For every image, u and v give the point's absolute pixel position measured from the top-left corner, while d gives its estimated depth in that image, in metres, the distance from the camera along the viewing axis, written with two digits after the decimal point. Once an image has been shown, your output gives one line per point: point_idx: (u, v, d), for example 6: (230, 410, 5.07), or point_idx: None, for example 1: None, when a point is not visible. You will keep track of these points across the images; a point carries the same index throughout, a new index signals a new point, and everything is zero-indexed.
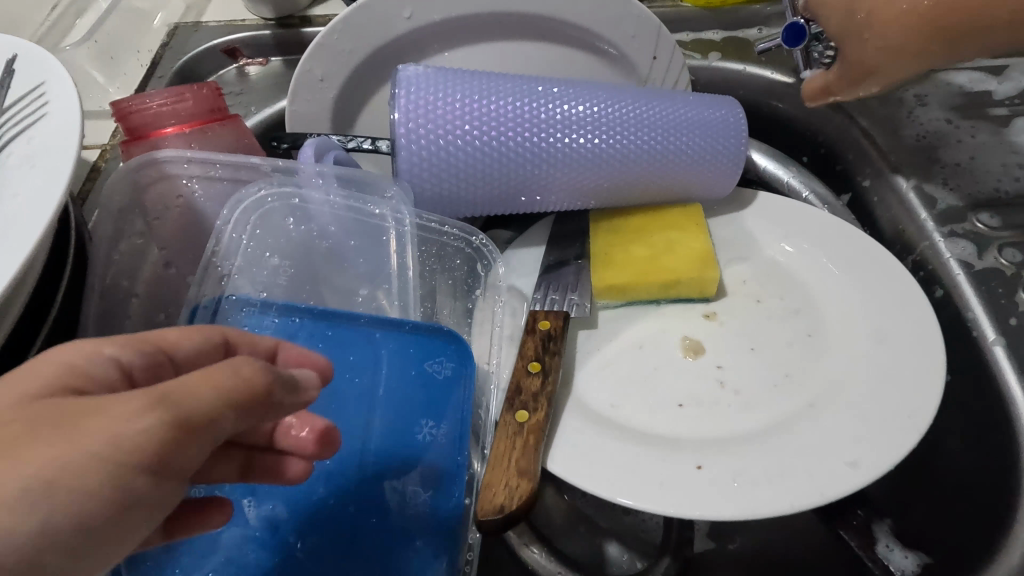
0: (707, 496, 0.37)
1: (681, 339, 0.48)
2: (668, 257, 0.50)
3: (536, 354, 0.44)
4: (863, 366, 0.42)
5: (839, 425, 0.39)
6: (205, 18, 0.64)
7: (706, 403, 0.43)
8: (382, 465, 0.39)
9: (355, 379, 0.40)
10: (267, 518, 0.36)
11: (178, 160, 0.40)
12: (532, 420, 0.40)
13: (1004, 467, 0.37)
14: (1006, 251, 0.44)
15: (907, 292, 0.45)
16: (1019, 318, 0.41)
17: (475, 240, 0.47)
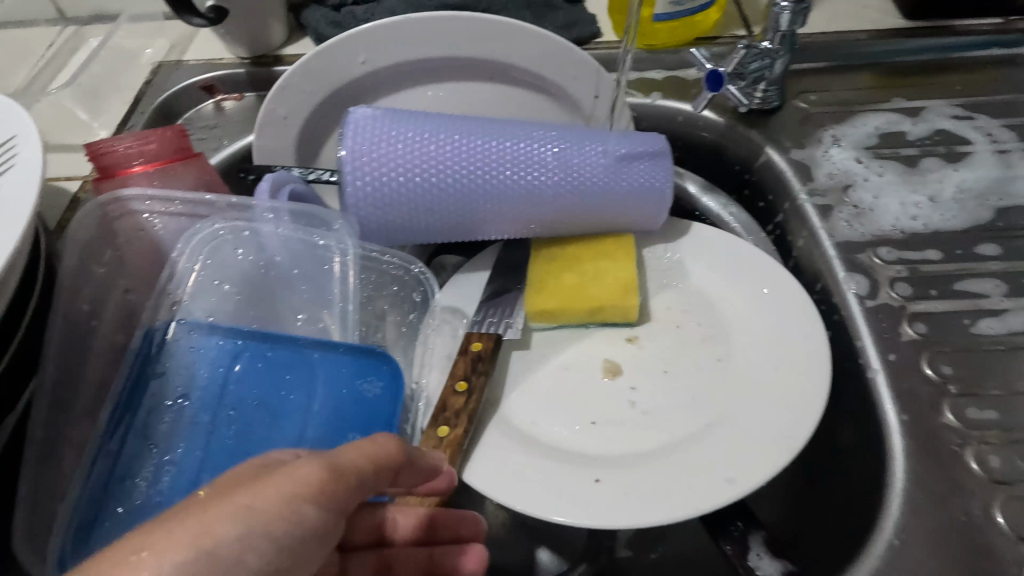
0: (600, 508, 0.41)
1: (603, 362, 0.52)
2: (594, 285, 0.54)
3: (465, 374, 0.48)
4: (759, 392, 0.46)
5: (726, 446, 0.43)
6: (186, 56, 0.69)
7: (616, 423, 0.47)
8: None
9: (291, 397, 0.44)
10: None
11: (140, 198, 0.46)
12: (452, 435, 0.45)
13: (874, 488, 0.40)
14: (898, 286, 0.48)
15: (805, 317, 0.49)
16: (898, 353, 0.44)
17: (414, 269, 0.52)
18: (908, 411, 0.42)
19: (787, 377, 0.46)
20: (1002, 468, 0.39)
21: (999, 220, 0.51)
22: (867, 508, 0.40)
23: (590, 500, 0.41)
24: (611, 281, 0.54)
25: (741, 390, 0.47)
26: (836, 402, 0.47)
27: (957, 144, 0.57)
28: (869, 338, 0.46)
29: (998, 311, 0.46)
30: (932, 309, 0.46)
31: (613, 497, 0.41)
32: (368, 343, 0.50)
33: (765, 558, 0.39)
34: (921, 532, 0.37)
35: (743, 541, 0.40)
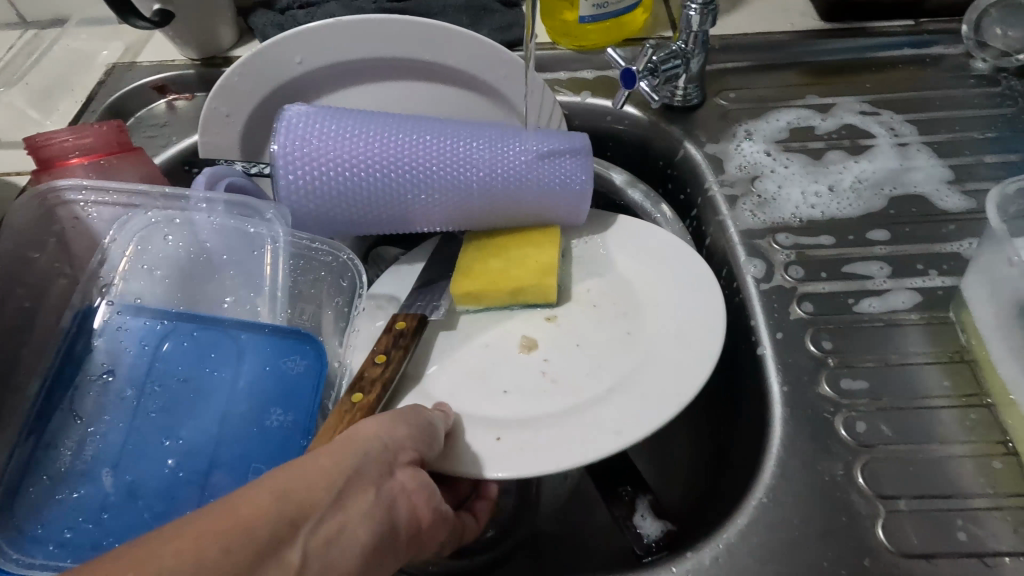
0: (504, 457, 0.45)
1: (521, 339, 0.55)
2: (517, 268, 0.57)
3: (385, 349, 0.51)
4: (657, 363, 0.49)
5: (622, 406, 0.46)
6: (140, 58, 0.72)
7: (529, 391, 0.50)
8: (231, 446, 0.45)
9: (215, 374, 0.47)
10: (123, 486, 0.42)
11: (77, 188, 0.49)
12: (364, 402, 0.47)
13: (755, 454, 0.43)
14: (792, 269, 0.51)
15: (707, 298, 0.53)
16: (785, 331, 0.47)
17: (343, 255, 0.54)
18: (789, 382, 0.45)
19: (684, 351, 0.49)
20: (867, 433, 0.42)
21: (892, 207, 0.54)
22: (747, 472, 0.43)
23: (498, 455, 0.45)
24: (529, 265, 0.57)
25: (642, 362, 0.50)
26: (733, 377, 0.50)
27: (861, 138, 0.60)
28: (761, 316, 0.49)
29: (881, 291, 0.49)
30: (820, 290, 0.49)
31: (518, 454, 0.45)
32: (297, 325, 0.52)
33: (648, 518, 0.42)
34: (787, 490, 0.40)
35: (631, 504, 0.43)
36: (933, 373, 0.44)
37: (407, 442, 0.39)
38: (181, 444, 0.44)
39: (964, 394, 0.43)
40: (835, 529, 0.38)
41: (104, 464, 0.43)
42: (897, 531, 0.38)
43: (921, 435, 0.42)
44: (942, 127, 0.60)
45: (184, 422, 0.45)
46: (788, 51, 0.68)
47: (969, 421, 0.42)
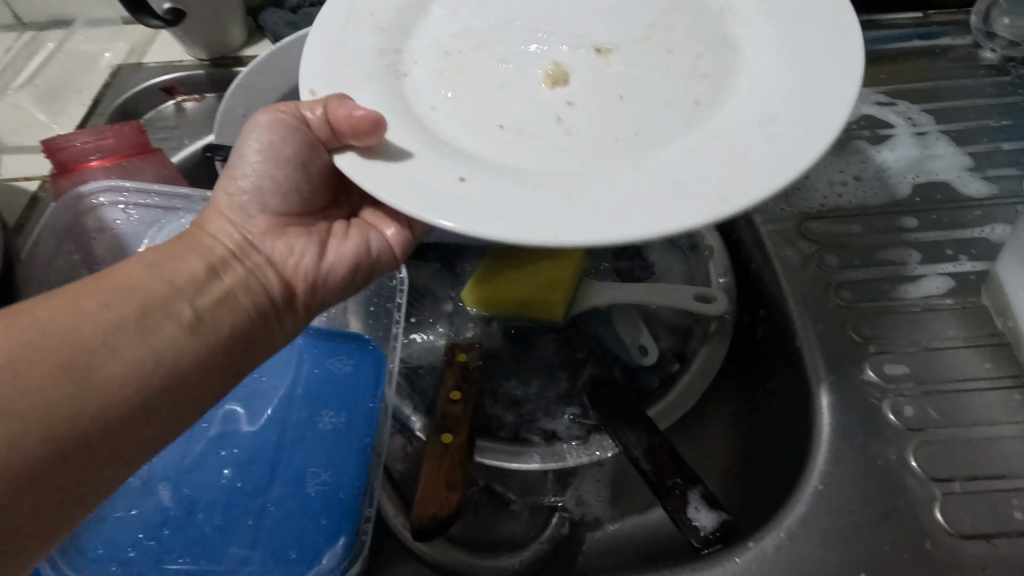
0: (471, 201, 0.33)
1: (546, 71, 0.46)
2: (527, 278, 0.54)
3: (457, 384, 0.51)
4: (723, 178, 0.33)
5: (699, 147, 0.36)
6: (146, 59, 0.70)
7: (526, 135, 0.42)
8: (289, 454, 0.43)
9: (263, 379, 0.46)
10: (183, 500, 0.41)
11: (117, 190, 0.48)
12: (456, 441, 0.47)
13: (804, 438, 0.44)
14: (826, 258, 0.51)
15: (795, 95, 0.36)
16: (824, 324, 0.47)
17: None
18: (835, 370, 0.45)
19: (767, 137, 0.34)
20: (915, 417, 0.42)
21: (916, 195, 0.55)
22: (799, 462, 0.43)
23: (466, 155, 0.38)
24: (541, 274, 0.54)
25: (684, 149, 0.36)
26: (775, 368, 0.50)
27: (881, 127, 0.61)
28: (800, 304, 0.49)
29: (915, 277, 0.49)
30: (856, 277, 0.50)
31: (498, 147, 0.40)
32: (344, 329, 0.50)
33: (702, 511, 0.41)
34: (842, 477, 0.40)
35: (683, 497, 0.42)
36: (975, 356, 0.45)
37: (272, 169, 0.43)
38: (242, 454, 0.43)
39: (1006, 376, 0.44)
40: (896, 514, 0.39)
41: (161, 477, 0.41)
42: (953, 513, 0.38)
43: (968, 417, 0.42)
44: (958, 116, 0.61)
45: (241, 429, 0.44)
46: None
47: (1013, 402, 0.42)
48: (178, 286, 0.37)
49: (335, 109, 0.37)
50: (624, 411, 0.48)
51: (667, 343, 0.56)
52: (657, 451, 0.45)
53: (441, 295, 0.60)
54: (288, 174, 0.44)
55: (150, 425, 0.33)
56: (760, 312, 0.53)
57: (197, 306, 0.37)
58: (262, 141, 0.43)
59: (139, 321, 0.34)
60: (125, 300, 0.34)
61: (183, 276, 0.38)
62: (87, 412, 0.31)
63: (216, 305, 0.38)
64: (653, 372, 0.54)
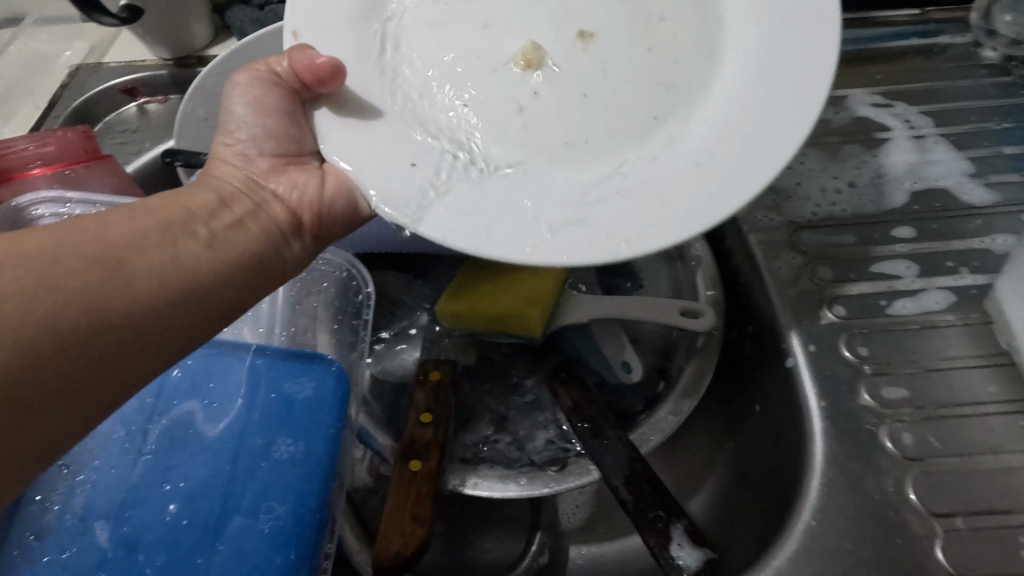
0: (430, 207, 0.35)
1: (524, 46, 0.41)
2: (503, 293, 0.51)
3: (427, 406, 0.48)
4: (652, 218, 0.34)
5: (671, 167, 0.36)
6: (106, 58, 0.67)
7: (493, 123, 0.39)
8: (241, 486, 0.40)
9: (214, 404, 0.42)
10: (123, 539, 0.37)
11: (58, 201, 0.45)
12: (425, 469, 0.44)
13: (796, 468, 0.41)
14: (819, 270, 0.48)
15: (747, 131, 0.35)
16: (817, 344, 0.44)
17: (346, 266, 0.50)
18: (827, 393, 0.42)
19: (704, 163, 0.35)
20: (914, 445, 0.39)
21: (914, 203, 0.52)
22: (788, 494, 0.40)
23: (427, 129, 0.38)
24: (523, 290, 0.51)
25: (649, 167, 0.37)
26: (762, 389, 0.48)
27: (877, 130, 0.58)
28: (792, 322, 0.46)
29: (912, 292, 0.47)
30: (850, 292, 0.47)
31: (463, 121, 0.39)
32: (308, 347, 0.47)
33: (685, 547, 0.39)
34: (835, 512, 0.37)
35: (666, 532, 0.39)
36: (977, 378, 0.42)
37: (262, 119, 0.42)
38: (188, 486, 0.39)
39: (1012, 400, 0.41)
40: (894, 554, 0.36)
41: (97, 514, 0.38)
42: (956, 552, 0.36)
43: (971, 445, 0.39)
44: (958, 119, 0.58)
45: (188, 458, 0.40)
46: None
47: (1020, 428, 0.40)
48: (192, 211, 0.37)
49: (291, 57, 0.38)
50: (605, 435, 0.45)
51: (651, 358, 0.53)
52: (639, 482, 0.42)
53: (414, 308, 0.57)
54: (279, 121, 0.43)
55: (171, 330, 0.32)
56: (748, 329, 0.50)
57: (213, 227, 0.37)
58: (250, 92, 0.42)
59: (161, 232, 0.34)
60: (135, 221, 0.33)
61: (181, 205, 0.37)
62: (110, 313, 0.29)
63: (232, 228, 0.38)
64: (636, 390, 0.51)
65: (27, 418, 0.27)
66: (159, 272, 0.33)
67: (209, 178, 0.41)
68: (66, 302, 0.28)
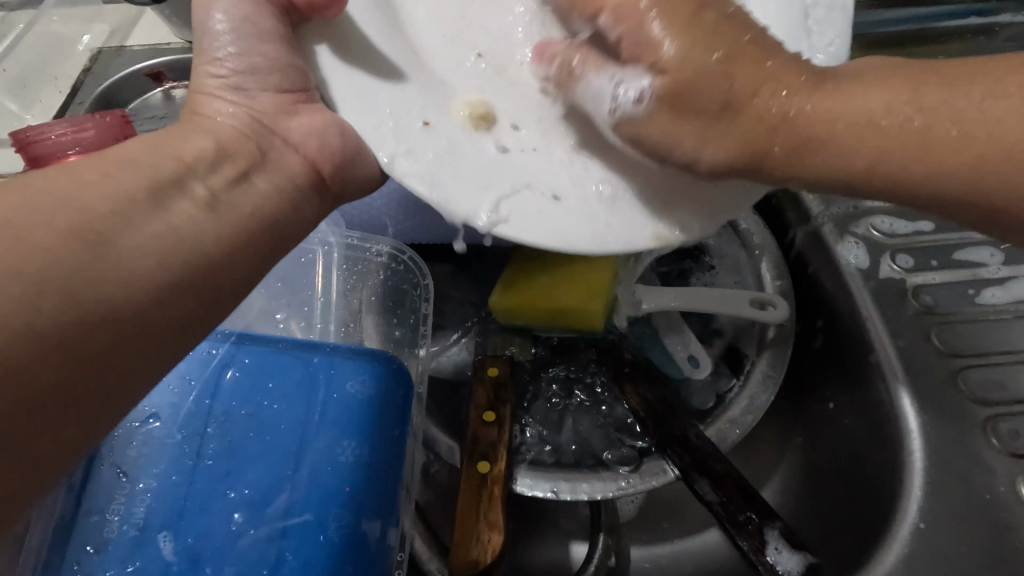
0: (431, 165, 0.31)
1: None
2: (561, 286, 0.49)
3: (490, 404, 0.45)
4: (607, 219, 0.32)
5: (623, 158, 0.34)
6: (129, 41, 0.63)
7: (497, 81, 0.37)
8: (307, 493, 0.38)
9: (272, 405, 0.40)
10: (186, 551, 0.35)
11: None
12: (494, 471, 0.42)
13: (889, 467, 0.39)
14: (899, 258, 0.46)
15: None
16: (907, 339, 0.42)
17: (404, 256, 0.46)
18: (919, 387, 0.40)
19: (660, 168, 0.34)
20: (1020, 442, 0.37)
21: None
22: (884, 493, 0.38)
23: (431, 88, 0.34)
24: (569, 279, 0.49)
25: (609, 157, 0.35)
26: (840, 386, 0.46)
27: None
28: (875, 314, 0.44)
29: (1000, 280, 0.44)
30: (934, 280, 0.45)
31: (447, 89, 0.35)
32: (363, 344, 0.44)
33: (784, 552, 0.36)
34: (944, 513, 0.35)
35: (759, 535, 0.37)
36: None
37: (258, 45, 0.34)
38: (250, 493, 0.37)
39: None
40: (1009, 557, 0.34)
41: (158, 525, 0.35)
42: None
43: None
44: None
45: (250, 465, 0.38)
46: (853, 21, 0.62)
47: None
48: (190, 162, 0.31)
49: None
50: (681, 434, 0.43)
51: (715, 355, 0.51)
52: (725, 484, 0.40)
53: (465, 302, 0.55)
54: (278, 48, 0.34)
55: (180, 317, 0.27)
56: (818, 321, 0.48)
57: (213, 182, 0.31)
58: (232, 10, 0.34)
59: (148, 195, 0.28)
60: (120, 178, 0.28)
61: (189, 152, 0.31)
62: (91, 296, 0.24)
63: (235, 184, 0.32)
64: (702, 388, 0.49)
65: (24, 431, 0.23)
66: (162, 239, 0.27)
67: (192, 123, 0.34)
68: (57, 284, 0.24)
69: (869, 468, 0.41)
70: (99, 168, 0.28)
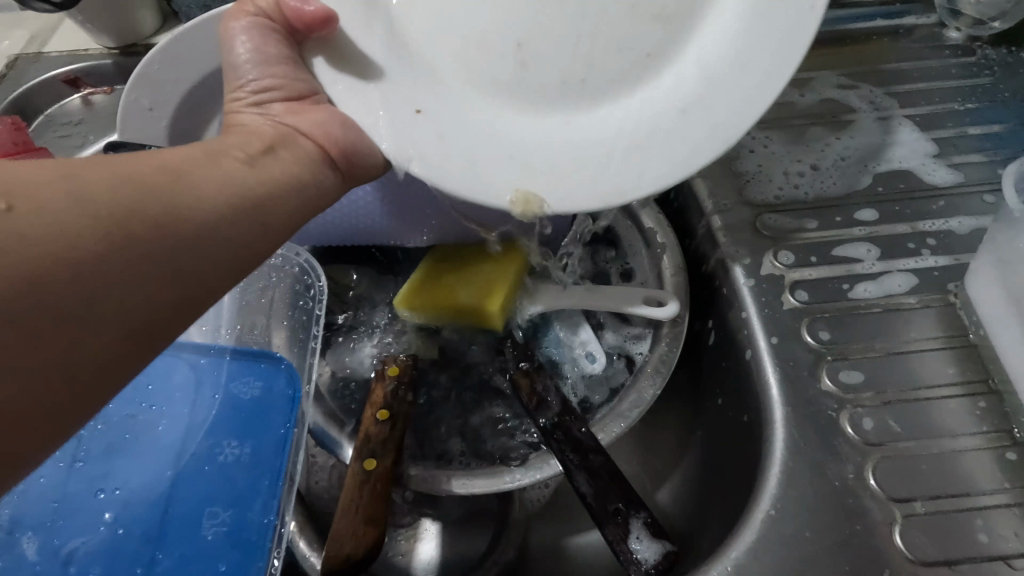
0: (427, 150, 0.36)
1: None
2: (463, 286, 0.50)
3: (385, 402, 0.46)
4: (615, 181, 0.36)
5: (606, 124, 0.37)
6: (47, 47, 0.64)
7: (485, 49, 0.36)
8: (184, 492, 0.38)
9: (154, 407, 0.40)
10: (50, 551, 0.35)
11: None
12: (380, 467, 0.42)
13: (755, 457, 0.40)
14: (781, 255, 0.48)
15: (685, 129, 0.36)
16: (780, 335, 0.43)
17: (301, 259, 0.47)
18: (785, 380, 0.41)
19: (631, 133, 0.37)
20: (874, 430, 0.39)
21: (878, 184, 0.51)
22: (750, 482, 0.40)
23: (416, 77, 0.37)
24: (477, 280, 0.50)
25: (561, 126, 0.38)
26: (724, 382, 0.47)
27: (842, 112, 0.57)
28: (754, 309, 0.45)
29: (874, 275, 0.46)
30: (809, 276, 0.46)
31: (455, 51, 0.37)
32: (256, 345, 0.45)
33: (644, 540, 0.37)
34: (793, 500, 0.37)
35: (625, 525, 0.38)
36: (938, 359, 0.42)
37: (269, 68, 0.41)
38: (123, 493, 0.38)
39: (968, 381, 0.40)
40: (851, 540, 0.35)
41: (25, 526, 0.36)
42: (913, 536, 0.35)
43: (929, 429, 0.39)
44: (923, 100, 0.58)
45: (126, 467, 0.38)
46: None
47: (978, 411, 0.39)
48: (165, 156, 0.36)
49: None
50: (564, 428, 0.44)
51: (615, 351, 0.52)
52: (597, 477, 0.41)
53: (374, 304, 0.56)
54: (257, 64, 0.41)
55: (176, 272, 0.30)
56: (711, 319, 0.50)
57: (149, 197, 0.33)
58: (249, 40, 0.41)
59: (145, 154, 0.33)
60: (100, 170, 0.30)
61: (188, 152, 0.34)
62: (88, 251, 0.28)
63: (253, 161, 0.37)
64: (600, 382, 0.50)
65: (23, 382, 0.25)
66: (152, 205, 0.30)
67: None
68: (144, 210, 0.29)
69: (740, 460, 0.43)
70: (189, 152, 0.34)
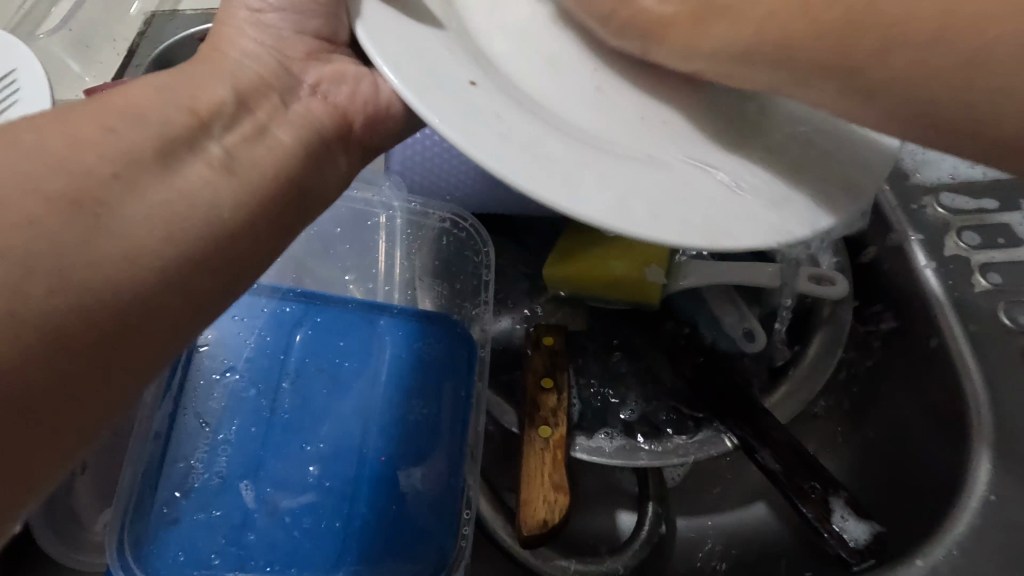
0: (457, 98, 0.26)
1: None
2: (615, 256, 0.48)
3: (547, 370, 0.45)
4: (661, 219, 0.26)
5: (595, 162, 0.27)
6: (182, 5, 0.63)
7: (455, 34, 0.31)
8: (379, 448, 0.38)
9: (344, 363, 0.40)
10: (264, 500, 0.36)
11: None
12: (555, 435, 0.42)
13: (953, 442, 0.39)
14: (965, 235, 0.46)
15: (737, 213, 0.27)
16: (977, 323, 0.42)
17: (466, 223, 0.46)
18: (990, 364, 0.40)
19: (688, 195, 0.27)
20: None
21: None
22: (948, 467, 0.39)
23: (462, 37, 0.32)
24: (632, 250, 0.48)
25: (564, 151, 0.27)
26: (896, 366, 0.46)
27: None
28: (945, 292, 0.43)
29: None
30: (996, 259, 0.44)
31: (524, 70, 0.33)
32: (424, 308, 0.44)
33: (850, 520, 0.37)
34: (1016, 487, 0.36)
35: (826, 505, 0.38)
36: None
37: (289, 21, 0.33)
38: (323, 447, 0.38)
39: None
40: None
41: (240, 473, 0.36)
42: None
43: None
44: None
45: (322, 422, 0.38)
46: None
47: None
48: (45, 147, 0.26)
49: None
50: (742, 404, 0.43)
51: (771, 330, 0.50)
52: (785, 453, 0.40)
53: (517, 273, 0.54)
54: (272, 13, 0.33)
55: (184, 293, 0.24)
56: (873, 304, 0.48)
57: (229, 141, 0.28)
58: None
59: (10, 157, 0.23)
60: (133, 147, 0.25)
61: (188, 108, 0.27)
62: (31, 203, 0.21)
63: (253, 142, 0.29)
64: (756, 360, 0.49)
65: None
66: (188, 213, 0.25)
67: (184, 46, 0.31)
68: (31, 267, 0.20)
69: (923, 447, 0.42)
70: (77, 116, 0.24)
